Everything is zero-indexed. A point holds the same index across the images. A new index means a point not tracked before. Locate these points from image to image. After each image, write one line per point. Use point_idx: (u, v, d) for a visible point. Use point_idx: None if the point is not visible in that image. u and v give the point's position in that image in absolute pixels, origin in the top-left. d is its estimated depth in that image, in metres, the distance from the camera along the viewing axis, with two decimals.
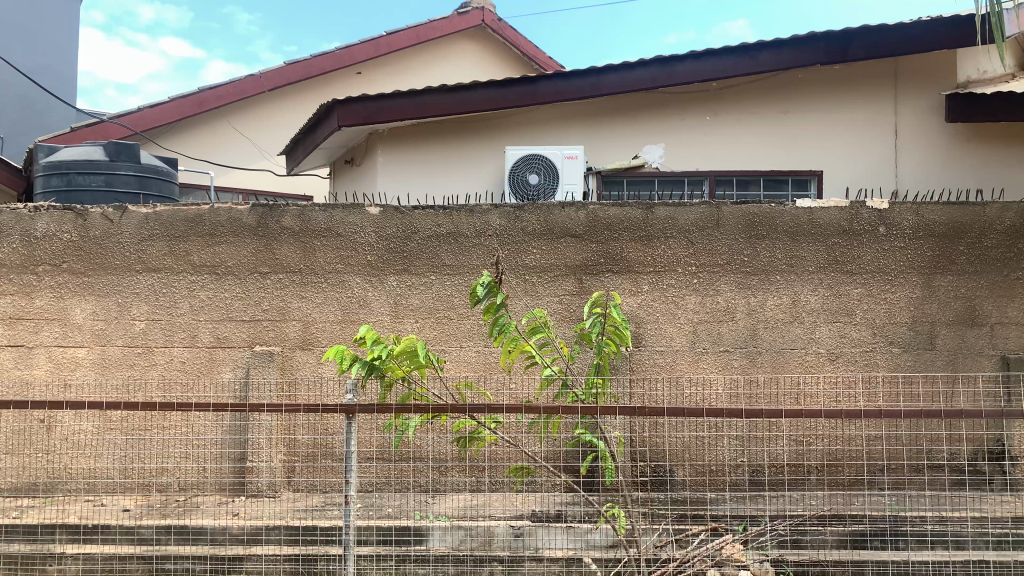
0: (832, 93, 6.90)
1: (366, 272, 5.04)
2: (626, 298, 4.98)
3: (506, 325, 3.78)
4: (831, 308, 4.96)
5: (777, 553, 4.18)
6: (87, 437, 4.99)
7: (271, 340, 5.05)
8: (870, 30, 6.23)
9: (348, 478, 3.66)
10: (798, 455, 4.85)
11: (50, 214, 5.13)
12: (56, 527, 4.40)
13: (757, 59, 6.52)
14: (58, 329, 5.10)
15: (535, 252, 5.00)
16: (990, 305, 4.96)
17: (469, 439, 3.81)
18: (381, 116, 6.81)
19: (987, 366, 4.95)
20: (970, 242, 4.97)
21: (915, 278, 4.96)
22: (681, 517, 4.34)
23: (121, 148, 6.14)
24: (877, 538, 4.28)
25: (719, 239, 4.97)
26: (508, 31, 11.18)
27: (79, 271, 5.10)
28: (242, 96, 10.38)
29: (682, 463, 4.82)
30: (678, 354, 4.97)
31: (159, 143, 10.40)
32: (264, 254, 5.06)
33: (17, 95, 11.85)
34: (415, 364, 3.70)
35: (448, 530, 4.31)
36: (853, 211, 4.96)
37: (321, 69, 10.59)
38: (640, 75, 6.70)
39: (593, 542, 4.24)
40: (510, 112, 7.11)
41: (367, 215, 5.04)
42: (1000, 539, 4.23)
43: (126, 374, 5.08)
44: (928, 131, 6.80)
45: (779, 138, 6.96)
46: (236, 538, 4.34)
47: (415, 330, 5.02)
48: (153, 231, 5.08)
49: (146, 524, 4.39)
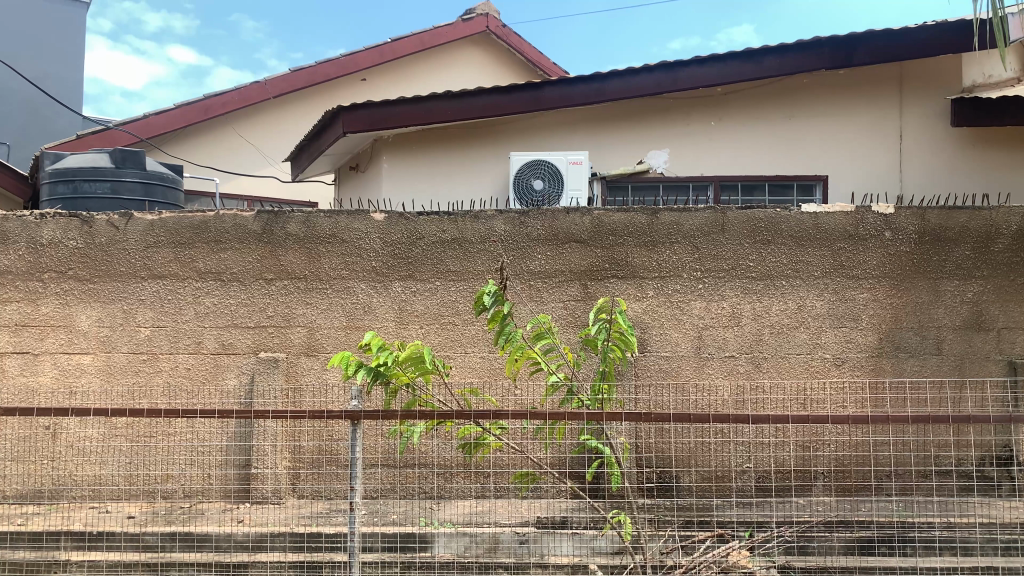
0: (837, 97, 6.89)
1: (371, 278, 5.04)
2: (631, 303, 4.98)
3: (511, 334, 3.78)
4: (838, 313, 4.95)
5: (784, 560, 4.14)
6: (92, 443, 4.99)
7: (275, 346, 5.06)
8: (875, 35, 6.22)
9: (353, 485, 3.64)
10: (804, 460, 4.84)
11: (56, 221, 5.15)
12: (62, 535, 4.40)
13: (761, 65, 6.51)
14: (63, 336, 5.12)
15: (540, 258, 5.00)
16: (997, 309, 4.93)
17: (474, 446, 3.84)
18: (386, 123, 6.84)
19: (994, 371, 4.92)
20: (976, 247, 4.95)
21: (921, 283, 4.95)
22: (687, 523, 4.35)
23: (127, 155, 6.20)
24: (885, 545, 4.24)
25: (724, 244, 4.96)
26: (513, 36, 11.16)
27: (84, 277, 5.12)
28: (246, 103, 10.41)
29: (687, 470, 4.78)
30: (684, 360, 4.96)
31: (165, 150, 10.44)
32: (269, 261, 5.07)
33: (23, 103, 11.92)
34: (419, 369, 3.70)
35: (453, 537, 4.30)
36: (858, 216, 4.96)
37: (325, 76, 10.62)
38: (644, 81, 6.70)
39: (599, 549, 4.21)
40: (514, 118, 7.12)
41: (372, 222, 5.05)
42: (1009, 545, 4.20)
43: (132, 381, 5.08)
44: (935, 135, 6.79)
45: (784, 143, 6.95)
46: (242, 545, 4.33)
47: (420, 336, 5.01)
48: (159, 238, 5.09)
49: (151, 531, 4.38)
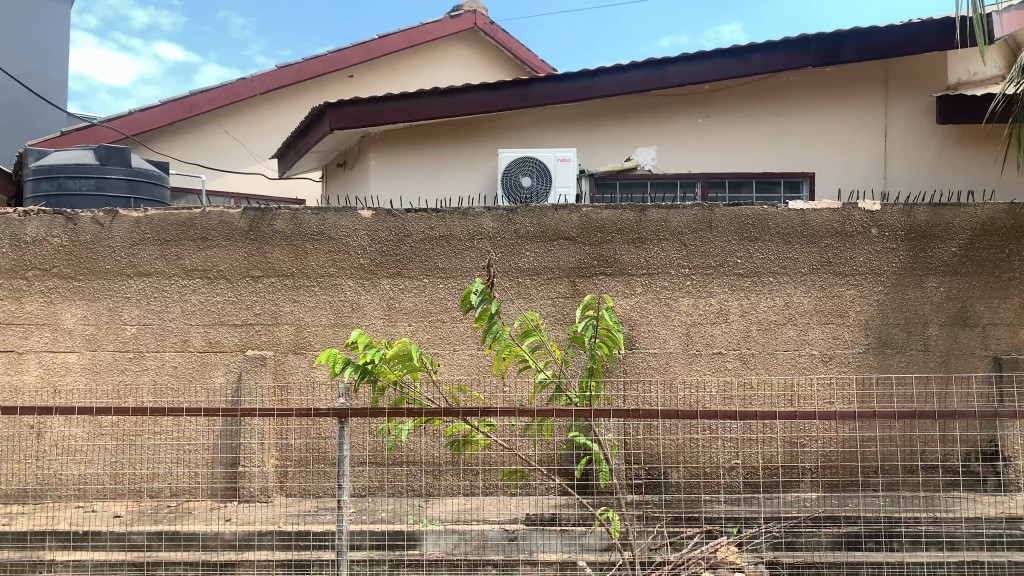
0: (824, 95, 6.92)
1: (359, 276, 5.02)
2: (620, 300, 4.98)
3: (499, 332, 3.79)
4: (825, 309, 4.97)
5: (772, 556, 4.16)
6: (77, 442, 4.94)
7: (262, 344, 5.03)
8: (861, 33, 6.26)
9: (342, 482, 3.63)
10: (791, 457, 4.88)
11: (40, 218, 5.10)
12: (46, 534, 4.35)
13: (748, 61, 6.54)
14: (48, 335, 5.07)
15: (528, 254, 5.00)
16: (982, 305, 4.97)
17: (464, 443, 3.87)
18: (374, 119, 6.83)
19: (979, 367, 4.97)
20: (962, 244, 4.98)
21: (907, 279, 4.98)
22: (675, 519, 4.35)
23: (111, 152, 6.12)
24: (872, 540, 4.26)
25: (712, 240, 4.97)
26: (502, 34, 11.16)
27: (69, 275, 5.07)
28: (233, 100, 10.35)
29: (676, 466, 4.80)
30: (672, 357, 4.97)
31: (152, 146, 10.35)
32: (256, 258, 5.04)
33: (9, 99, 11.74)
34: (407, 368, 3.71)
35: (442, 535, 4.29)
36: (845, 213, 4.97)
37: (313, 72, 10.56)
38: (633, 78, 6.71)
39: (587, 546, 4.25)
40: (502, 115, 7.11)
41: (360, 219, 5.02)
42: (994, 539, 4.24)
43: (118, 380, 5.05)
44: (920, 133, 6.84)
45: (771, 139, 6.98)
46: (229, 543, 4.31)
47: (408, 334, 5.00)
48: (144, 235, 5.05)
49: (136, 531, 4.34)
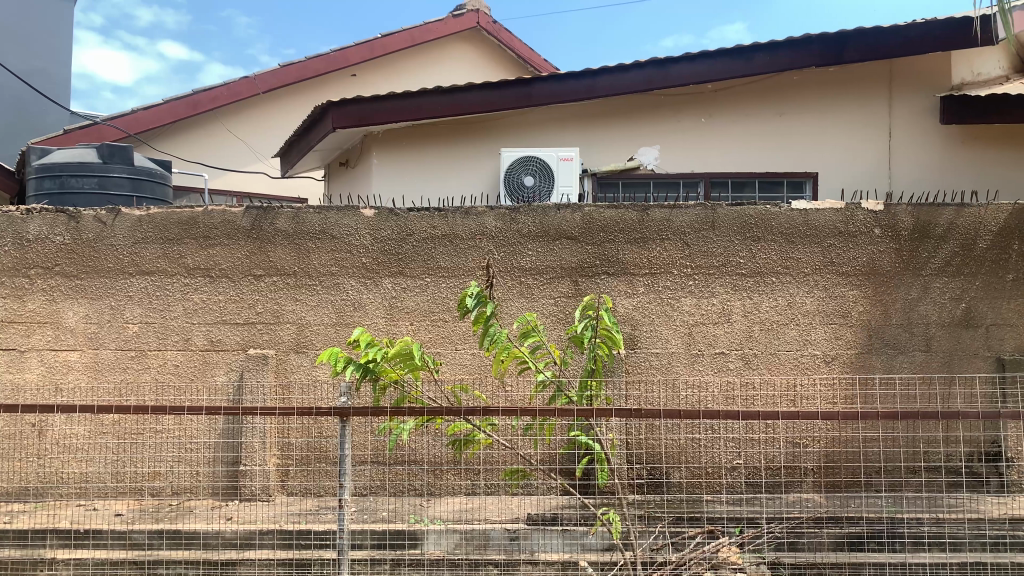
0: (826, 95, 6.91)
1: (361, 274, 5.01)
2: (621, 299, 4.97)
3: (497, 334, 3.77)
4: (828, 310, 4.96)
5: (774, 556, 4.14)
6: (78, 440, 4.95)
7: (264, 343, 5.03)
8: (864, 33, 6.25)
9: (342, 481, 3.61)
10: (794, 457, 4.88)
11: (43, 217, 5.10)
12: (48, 532, 4.36)
13: (751, 61, 6.52)
14: (50, 333, 5.08)
15: (530, 254, 4.99)
16: (985, 305, 4.96)
17: (465, 442, 3.85)
18: (375, 118, 6.82)
19: (982, 367, 4.95)
20: (964, 244, 4.96)
21: (910, 280, 4.96)
22: (677, 519, 4.33)
23: (114, 150, 6.12)
24: (874, 541, 4.26)
25: (714, 240, 4.96)
26: (504, 33, 11.16)
27: (71, 274, 5.07)
28: (236, 99, 10.34)
29: (678, 466, 4.80)
30: (674, 356, 4.96)
31: (154, 145, 10.36)
32: (258, 257, 5.03)
33: (12, 96, 11.77)
34: (408, 366, 3.67)
35: (443, 534, 4.28)
36: (848, 213, 4.96)
37: (316, 71, 10.56)
38: (635, 77, 6.69)
39: (589, 546, 4.24)
40: (504, 114, 7.11)
41: (361, 217, 5.02)
42: (997, 541, 4.21)
43: (120, 378, 5.06)
44: (924, 132, 6.83)
45: (773, 139, 6.97)
46: (230, 542, 4.31)
47: (410, 332, 5.00)
48: (147, 234, 5.05)
49: (138, 529, 4.34)
